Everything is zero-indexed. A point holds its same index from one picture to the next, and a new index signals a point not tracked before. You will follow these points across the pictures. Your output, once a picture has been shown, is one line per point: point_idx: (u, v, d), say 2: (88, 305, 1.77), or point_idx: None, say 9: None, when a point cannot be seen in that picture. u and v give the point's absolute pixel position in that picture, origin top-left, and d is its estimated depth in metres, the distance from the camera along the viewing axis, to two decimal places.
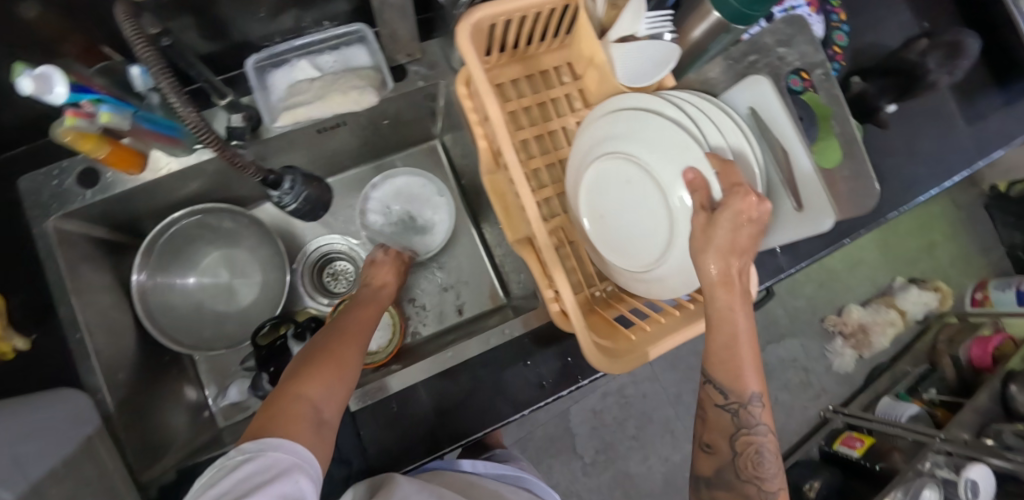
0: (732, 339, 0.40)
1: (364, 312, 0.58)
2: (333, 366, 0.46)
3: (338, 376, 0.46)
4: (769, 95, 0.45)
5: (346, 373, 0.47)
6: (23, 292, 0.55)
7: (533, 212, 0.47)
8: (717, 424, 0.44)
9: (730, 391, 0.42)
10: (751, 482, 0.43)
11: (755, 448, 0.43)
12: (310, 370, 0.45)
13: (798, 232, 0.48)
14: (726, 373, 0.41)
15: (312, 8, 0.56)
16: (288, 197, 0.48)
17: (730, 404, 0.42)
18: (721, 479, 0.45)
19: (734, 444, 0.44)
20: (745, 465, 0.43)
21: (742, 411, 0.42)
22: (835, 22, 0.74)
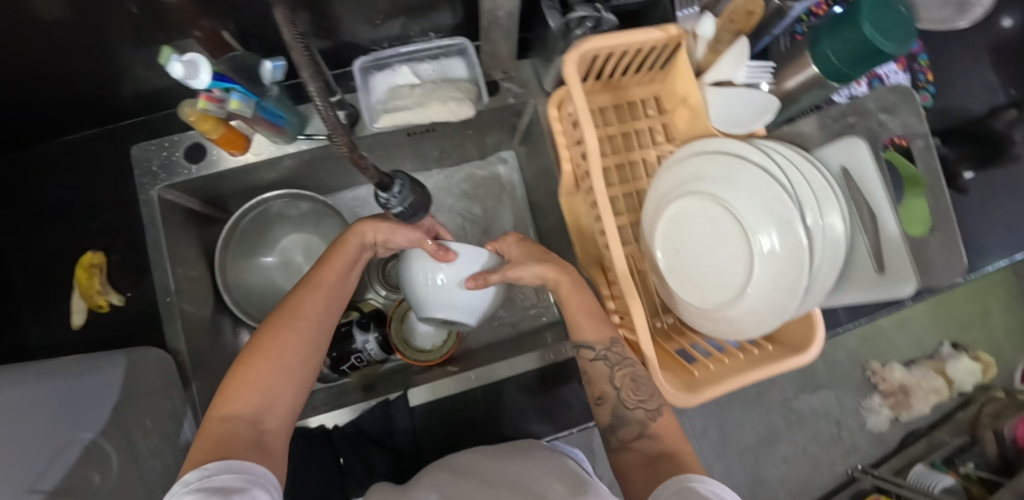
0: (590, 309, 0.53)
1: (324, 275, 0.50)
2: (269, 372, 0.41)
3: (281, 379, 0.42)
4: (868, 158, 0.45)
5: (283, 371, 0.42)
6: (121, 253, 0.60)
7: (615, 238, 0.49)
8: (596, 370, 0.51)
9: (596, 341, 0.51)
10: (642, 413, 0.49)
11: (632, 379, 0.49)
12: (234, 380, 0.40)
13: (872, 294, 0.47)
14: (590, 328, 0.52)
15: (420, 18, 0.59)
16: (395, 201, 0.43)
17: (602, 352, 0.51)
18: (619, 424, 0.50)
19: (617, 384, 0.51)
20: (627, 393, 0.50)
21: (610, 352, 0.51)
22: (921, 81, 0.74)
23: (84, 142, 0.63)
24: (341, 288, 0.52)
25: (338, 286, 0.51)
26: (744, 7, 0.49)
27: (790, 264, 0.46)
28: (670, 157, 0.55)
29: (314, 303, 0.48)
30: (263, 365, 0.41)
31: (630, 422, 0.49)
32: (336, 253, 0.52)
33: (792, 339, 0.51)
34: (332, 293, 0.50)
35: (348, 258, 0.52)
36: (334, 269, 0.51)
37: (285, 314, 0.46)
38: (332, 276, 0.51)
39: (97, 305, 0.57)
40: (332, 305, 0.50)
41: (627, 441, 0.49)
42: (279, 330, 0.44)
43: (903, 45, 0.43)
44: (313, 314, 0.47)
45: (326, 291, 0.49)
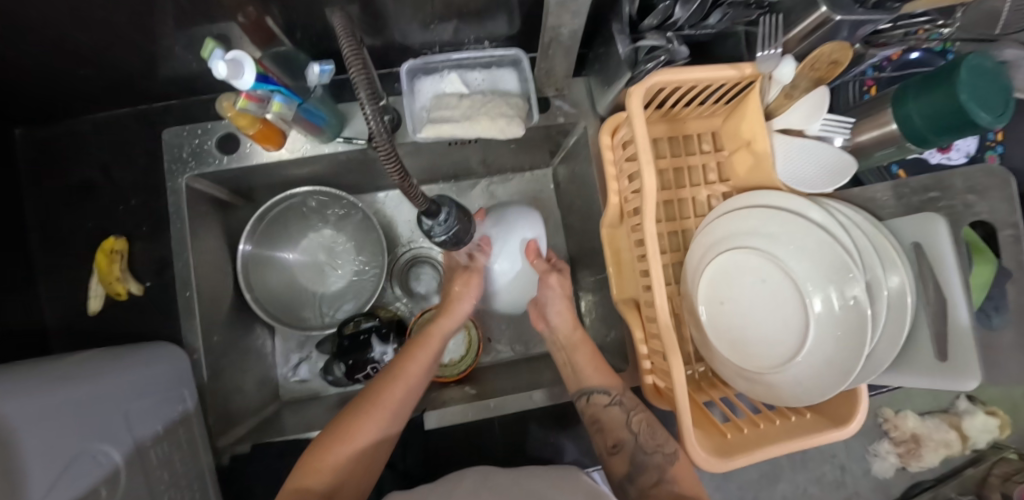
0: (598, 358, 0.57)
1: (407, 368, 0.55)
2: (348, 454, 0.47)
3: (357, 461, 0.47)
4: (943, 237, 0.42)
5: (362, 453, 0.48)
6: (144, 240, 0.61)
7: (661, 289, 0.45)
8: (611, 417, 0.52)
9: (608, 389, 0.54)
10: (660, 457, 0.48)
11: (648, 422, 0.51)
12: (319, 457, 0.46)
13: (924, 379, 0.44)
14: (598, 376, 0.55)
15: (476, 24, 0.56)
16: (439, 228, 0.41)
17: (617, 397, 0.53)
18: (636, 472, 0.48)
19: (633, 429, 0.51)
20: (644, 438, 0.49)
21: (623, 398, 0.53)
22: (989, 141, 0.67)
23: (120, 121, 0.61)
24: (422, 381, 0.55)
25: (420, 376, 0.55)
26: (830, 55, 0.45)
27: (847, 333, 0.44)
28: (722, 206, 0.51)
29: (396, 391, 0.52)
30: (344, 444, 0.47)
31: (650, 466, 0.47)
32: (420, 347, 0.58)
33: (833, 410, 0.49)
34: (414, 382, 0.54)
35: (430, 352, 0.58)
36: (419, 362, 0.56)
37: (371, 398, 0.51)
38: (417, 367, 0.55)
39: (116, 292, 0.58)
40: (418, 391, 0.54)
41: (646, 488, 0.46)
42: (361, 416, 0.49)
43: (997, 120, 0.40)
44: (395, 403, 0.51)
45: (411, 383, 0.54)
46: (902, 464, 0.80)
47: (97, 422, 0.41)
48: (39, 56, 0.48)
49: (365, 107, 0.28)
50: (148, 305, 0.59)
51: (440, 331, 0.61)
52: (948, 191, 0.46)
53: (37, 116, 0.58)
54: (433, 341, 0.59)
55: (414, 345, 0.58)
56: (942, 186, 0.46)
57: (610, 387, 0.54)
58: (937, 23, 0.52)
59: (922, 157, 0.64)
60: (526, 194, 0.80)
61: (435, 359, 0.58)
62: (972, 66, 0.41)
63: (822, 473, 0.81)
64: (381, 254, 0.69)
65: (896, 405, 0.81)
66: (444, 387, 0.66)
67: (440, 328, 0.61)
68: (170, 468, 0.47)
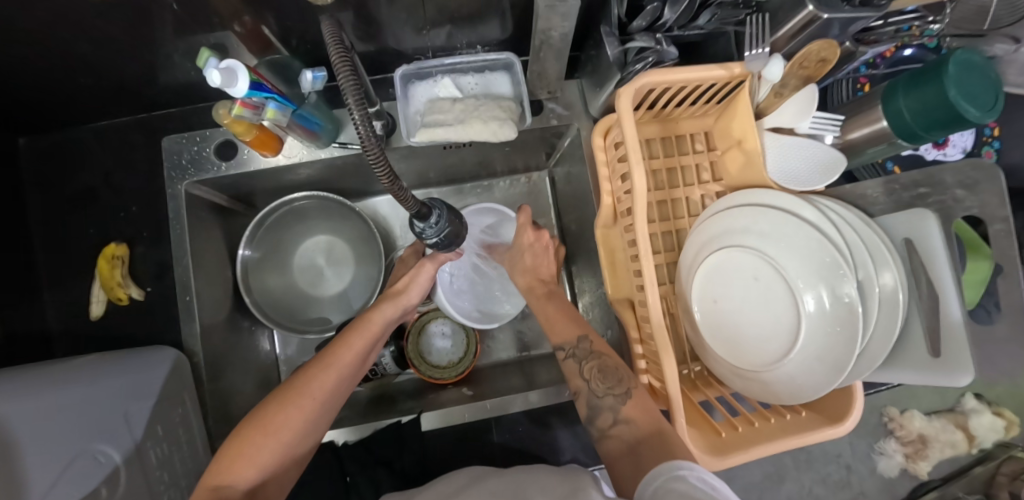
0: (567, 311, 0.56)
1: (342, 353, 0.48)
2: (268, 449, 0.41)
3: (281, 454, 0.42)
4: (934, 234, 0.42)
5: (286, 447, 0.42)
6: (145, 246, 0.62)
7: (653, 287, 0.45)
8: (567, 368, 0.51)
9: (563, 343, 0.53)
10: (612, 399, 0.46)
11: (600, 369, 0.48)
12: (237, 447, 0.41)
13: (922, 375, 0.44)
14: (559, 331, 0.54)
15: (469, 29, 0.57)
16: (431, 230, 0.42)
17: (571, 350, 0.52)
18: (595, 415, 0.47)
19: (586, 376, 0.49)
20: (595, 383, 0.47)
21: (577, 350, 0.51)
22: (986, 137, 0.68)
23: (120, 130, 0.63)
24: (357, 367, 0.50)
25: (353, 365, 0.49)
26: (818, 53, 0.46)
27: (840, 331, 0.44)
28: (716, 205, 0.51)
29: (328, 381, 0.46)
30: (263, 440, 0.41)
31: (603, 409, 0.46)
32: (358, 331, 0.50)
33: (832, 408, 0.49)
34: (346, 373, 0.48)
35: (368, 339, 0.50)
36: (353, 349, 0.49)
37: (300, 385, 0.44)
38: (350, 355, 0.48)
39: (117, 297, 0.59)
40: (350, 379, 0.49)
41: (605, 429, 0.45)
42: (286, 408, 0.42)
43: (986, 117, 0.40)
44: (326, 395, 0.45)
45: (344, 369, 0.47)
46: (908, 464, 0.79)
47: (94, 425, 0.41)
48: (39, 66, 0.50)
49: (353, 112, 0.28)
50: (149, 310, 0.60)
51: (381, 318, 0.53)
52: (938, 186, 0.45)
53: (40, 126, 0.60)
54: (371, 325, 0.51)
55: (350, 327, 0.51)
56: (931, 181, 0.46)
57: (563, 343, 0.53)
58: (926, 19, 0.53)
59: (919, 154, 0.65)
60: (523, 196, 0.81)
61: (369, 348, 0.51)
62: (959, 62, 0.41)
63: (828, 474, 0.81)
64: (379, 256, 0.70)
65: (901, 404, 0.80)
66: (443, 388, 0.67)
67: (382, 313, 0.53)
68: (168, 470, 0.47)
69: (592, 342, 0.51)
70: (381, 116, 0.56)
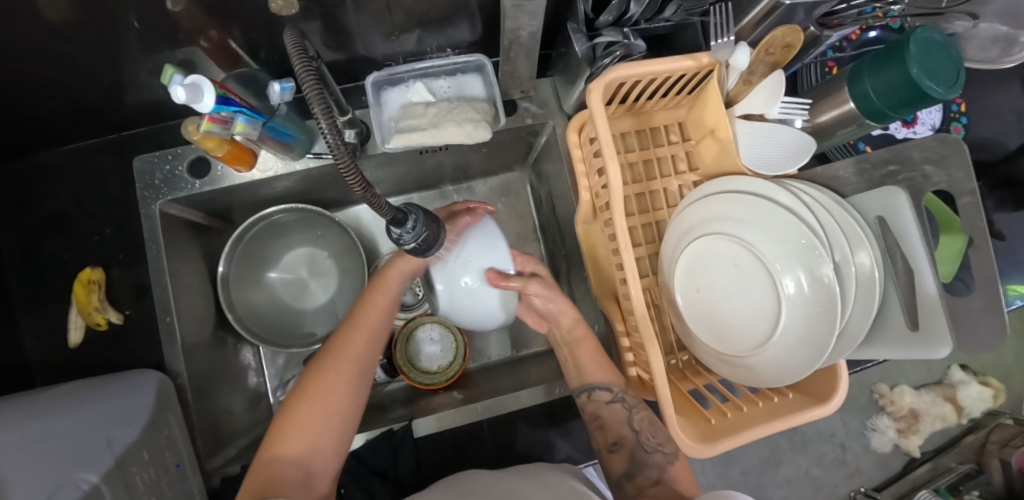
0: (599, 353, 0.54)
1: (365, 313, 0.50)
2: (318, 409, 0.41)
3: (330, 413, 0.41)
4: (904, 210, 0.43)
5: (334, 410, 0.42)
6: (122, 268, 0.60)
7: (635, 280, 0.46)
8: (613, 414, 0.50)
9: (611, 384, 0.51)
10: (661, 457, 0.47)
11: (651, 420, 0.50)
12: (288, 419, 0.40)
13: (904, 350, 0.45)
14: (597, 369, 0.53)
15: (439, 33, 0.57)
16: (408, 235, 0.42)
17: (620, 394, 0.51)
18: (636, 470, 0.47)
19: (635, 426, 0.50)
20: (646, 436, 0.48)
21: (624, 399, 0.51)
22: (953, 113, 0.70)
23: (90, 152, 0.62)
24: (384, 323, 0.51)
25: (381, 321, 0.50)
26: (784, 38, 0.46)
27: (821, 309, 0.44)
28: (694, 193, 0.52)
29: (359, 339, 0.47)
30: (310, 403, 0.41)
31: (649, 464, 0.47)
32: (375, 292, 0.52)
33: (820, 389, 0.49)
34: (375, 329, 0.49)
35: (388, 294, 0.52)
36: (376, 307, 0.51)
37: (333, 350, 0.46)
38: (373, 312, 0.50)
39: (96, 322, 0.57)
40: (381, 334, 0.50)
41: (644, 487, 0.46)
42: (326, 370, 0.44)
43: (951, 92, 0.41)
44: (360, 349, 0.47)
45: (372, 326, 0.49)
46: (900, 439, 0.81)
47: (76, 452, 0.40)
48: (0, 92, 0.48)
49: (321, 123, 0.27)
50: (128, 334, 0.59)
51: (395, 273, 0.54)
52: (907, 163, 0.45)
53: (6, 152, 0.58)
54: (387, 281, 0.53)
55: (369, 292, 0.52)
56: (900, 158, 0.46)
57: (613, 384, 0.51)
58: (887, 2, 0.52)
59: (889, 133, 0.66)
60: (504, 197, 0.81)
61: (393, 305, 0.53)
62: (920, 40, 0.42)
63: (822, 453, 0.82)
64: (362, 265, 0.69)
65: (889, 380, 0.82)
66: (434, 394, 0.66)
67: (397, 269, 0.53)
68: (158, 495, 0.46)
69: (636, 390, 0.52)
70: (354, 123, 0.55)
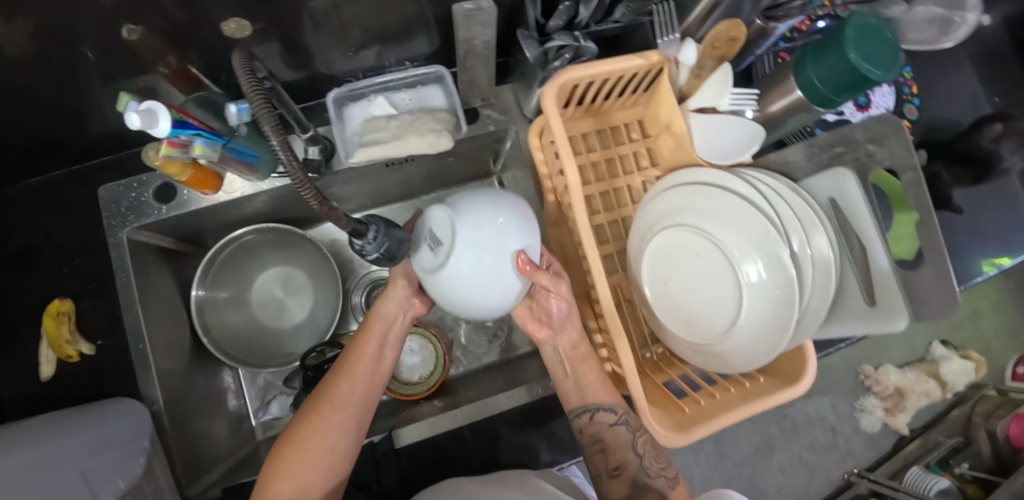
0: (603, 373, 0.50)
1: (355, 358, 0.48)
2: (303, 463, 0.43)
3: (316, 467, 0.43)
4: (854, 189, 0.44)
5: (320, 463, 0.44)
6: (92, 298, 0.60)
7: (599, 274, 0.47)
8: (616, 437, 0.48)
9: (615, 406, 0.49)
10: (661, 482, 0.48)
11: (654, 444, 0.49)
12: (275, 467, 0.43)
13: (863, 327, 0.46)
14: (604, 391, 0.49)
15: (397, 47, 0.58)
16: (370, 247, 0.42)
17: (622, 418, 0.49)
18: (636, 493, 0.47)
19: (639, 450, 0.49)
20: (648, 461, 0.48)
21: (626, 423, 0.49)
22: (905, 95, 0.73)
23: (54, 184, 0.61)
24: (376, 369, 0.50)
25: (370, 369, 0.49)
26: (727, 32, 0.47)
27: (779, 292, 0.45)
28: (656, 187, 0.54)
29: (345, 388, 0.47)
30: (295, 457, 0.43)
31: (649, 487, 0.47)
32: (364, 334, 0.50)
33: (788, 371, 0.51)
34: (363, 376, 0.48)
35: (377, 338, 0.50)
36: (364, 353, 0.49)
37: (320, 399, 0.46)
38: (362, 359, 0.49)
39: (67, 355, 0.57)
40: (373, 382, 0.49)
41: None
42: (310, 421, 0.45)
43: (889, 74, 0.42)
44: (345, 401, 0.46)
45: (361, 374, 0.48)
46: None
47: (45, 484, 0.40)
48: None
49: (272, 138, 0.28)
50: (100, 364, 0.59)
51: (383, 316, 0.50)
52: (852, 144, 0.48)
53: None
54: (375, 324, 0.50)
55: (360, 333, 0.50)
56: (844, 140, 0.48)
57: (615, 407, 0.49)
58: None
59: (844, 117, 0.68)
60: None
61: (384, 347, 0.51)
62: (857, 25, 0.43)
63: None
64: (337, 280, 0.69)
65: None
66: (416, 404, 0.66)
67: (384, 313, 0.50)
68: None
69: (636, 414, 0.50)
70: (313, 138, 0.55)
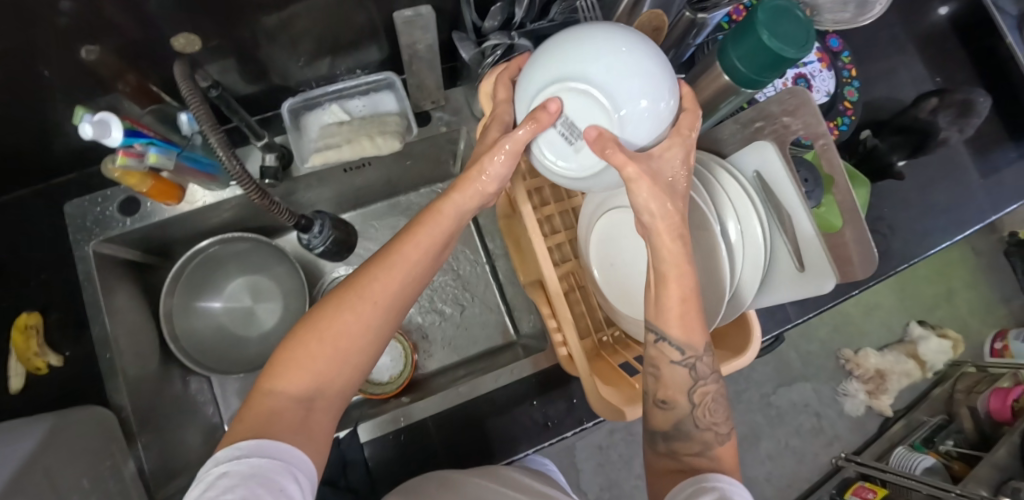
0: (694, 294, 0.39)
1: (408, 247, 0.37)
2: (323, 359, 0.35)
3: (335, 367, 0.35)
4: (776, 160, 0.46)
5: (343, 364, 0.36)
6: (60, 311, 0.62)
7: (543, 256, 0.49)
8: (673, 375, 0.40)
9: (685, 346, 0.39)
10: (707, 435, 0.41)
11: (712, 399, 0.41)
12: (290, 352, 0.35)
13: (799, 291, 0.48)
14: (682, 326, 0.38)
15: (347, 56, 0.60)
16: (316, 240, 0.57)
17: (690, 361, 0.39)
18: (676, 435, 0.42)
19: (693, 396, 0.41)
20: (701, 413, 0.41)
21: (699, 363, 0.40)
22: (846, 78, 0.76)
23: (21, 204, 0.63)
24: (429, 267, 0.39)
25: (422, 269, 0.38)
26: (650, 22, 0.50)
27: (712, 271, 0.46)
28: None
29: (389, 286, 0.36)
30: (316, 351, 0.35)
31: (689, 436, 0.41)
32: (427, 223, 0.38)
33: (731, 341, 0.52)
34: (413, 279, 0.38)
35: (442, 232, 0.38)
36: (421, 246, 0.37)
37: (356, 283, 0.36)
38: (418, 256, 0.37)
39: (36, 367, 0.58)
40: (422, 282, 0.39)
41: (679, 453, 0.41)
42: (340, 316, 0.35)
43: (802, 52, 0.45)
44: (387, 303, 0.36)
45: (410, 274, 0.37)
46: None
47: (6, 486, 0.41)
48: None
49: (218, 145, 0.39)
50: (69, 375, 0.60)
51: (455, 207, 0.38)
52: (768, 117, 0.50)
53: None
54: (444, 216, 0.38)
55: (418, 219, 0.38)
56: (763, 115, 0.50)
57: (689, 346, 0.39)
58: None
59: None
60: None
61: (447, 242, 0.39)
62: (767, 8, 0.45)
63: None
64: (304, 285, 0.71)
65: None
66: (386, 402, 0.67)
67: (457, 203, 0.38)
68: None
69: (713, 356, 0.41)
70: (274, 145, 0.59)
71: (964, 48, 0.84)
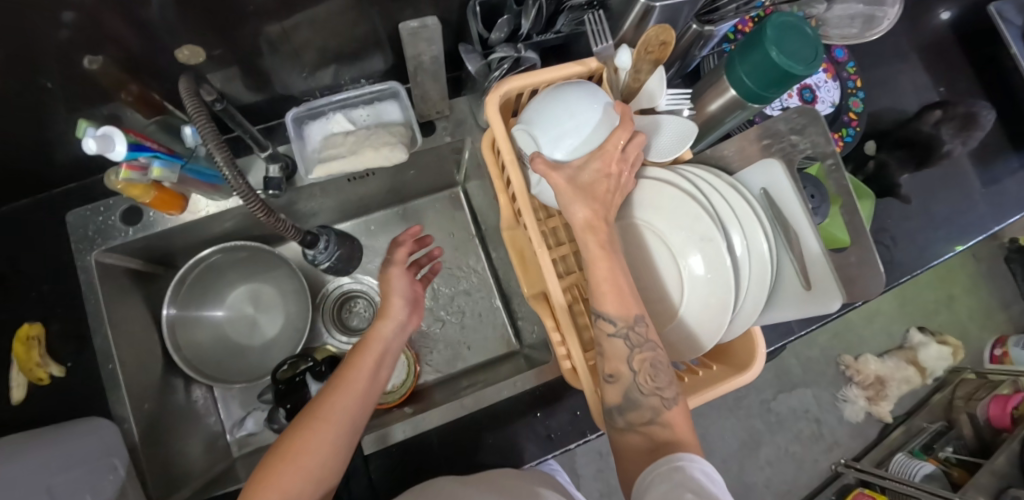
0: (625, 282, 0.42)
1: (350, 372, 0.46)
2: (295, 478, 0.39)
3: (302, 485, 0.39)
4: (784, 178, 0.47)
5: (311, 481, 0.39)
6: (62, 321, 0.61)
7: (549, 272, 0.48)
8: (611, 347, 0.41)
9: (617, 317, 0.41)
10: (656, 399, 0.42)
11: (652, 361, 0.42)
12: (261, 478, 0.38)
13: (804, 310, 0.48)
14: (614, 301, 0.41)
15: (351, 66, 0.60)
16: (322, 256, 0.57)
17: (622, 331, 0.41)
18: (627, 406, 0.42)
19: (633, 366, 0.42)
20: (644, 379, 0.41)
21: (631, 333, 0.41)
22: (850, 89, 0.75)
23: (23, 213, 0.63)
24: (374, 384, 0.47)
25: (366, 386, 0.46)
26: (657, 37, 0.45)
27: (715, 288, 0.46)
28: None
29: (344, 402, 0.43)
30: (285, 469, 0.39)
31: (641, 406, 0.42)
32: (361, 350, 0.48)
33: (736, 357, 0.52)
34: (361, 394, 0.45)
35: (375, 354, 0.48)
36: (360, 367, 0.46)
37: (312, 410, 0.42)
38: (361, 376, 0.46)
39: (37, 378, 0.58)
40: (367, 405, 0.46)
41: (636, 423, 0.42)
42: (302, 435, 0.40)
43: (810, 70, 0.44)
44: (342, 417, 0.42)
45: (357, 389, 0.45)
46: None
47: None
48: None
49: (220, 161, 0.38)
50: (72, 385, 0.60)
51: (382, 334, 0.50)
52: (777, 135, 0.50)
53: None
54: (375, 341, 0.49)
55: (354, 351, 0.48)
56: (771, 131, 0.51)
57: (619, 319, 0.41)
58: None
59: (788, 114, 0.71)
60: (447, 214, 0.84)
61: (381, 368, 0.49)
62: (776, 25, 0.45)
63: None
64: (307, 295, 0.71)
65: None
66: (389, 412, 0.67)
67: (381, 332, 0.50)
68: None
69: (649, 323, 0.41)
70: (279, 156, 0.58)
71: (968, 59, 0.84)
